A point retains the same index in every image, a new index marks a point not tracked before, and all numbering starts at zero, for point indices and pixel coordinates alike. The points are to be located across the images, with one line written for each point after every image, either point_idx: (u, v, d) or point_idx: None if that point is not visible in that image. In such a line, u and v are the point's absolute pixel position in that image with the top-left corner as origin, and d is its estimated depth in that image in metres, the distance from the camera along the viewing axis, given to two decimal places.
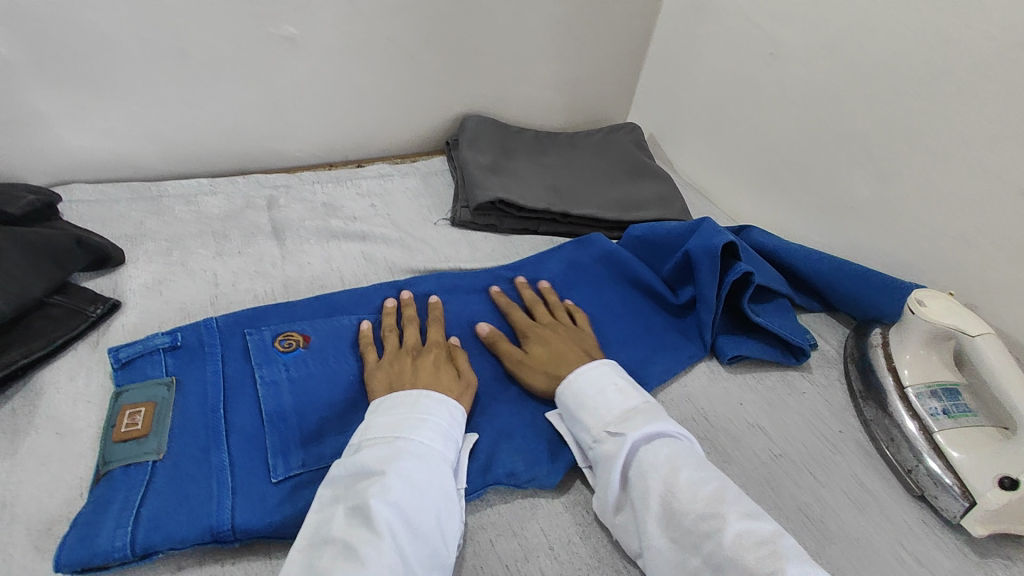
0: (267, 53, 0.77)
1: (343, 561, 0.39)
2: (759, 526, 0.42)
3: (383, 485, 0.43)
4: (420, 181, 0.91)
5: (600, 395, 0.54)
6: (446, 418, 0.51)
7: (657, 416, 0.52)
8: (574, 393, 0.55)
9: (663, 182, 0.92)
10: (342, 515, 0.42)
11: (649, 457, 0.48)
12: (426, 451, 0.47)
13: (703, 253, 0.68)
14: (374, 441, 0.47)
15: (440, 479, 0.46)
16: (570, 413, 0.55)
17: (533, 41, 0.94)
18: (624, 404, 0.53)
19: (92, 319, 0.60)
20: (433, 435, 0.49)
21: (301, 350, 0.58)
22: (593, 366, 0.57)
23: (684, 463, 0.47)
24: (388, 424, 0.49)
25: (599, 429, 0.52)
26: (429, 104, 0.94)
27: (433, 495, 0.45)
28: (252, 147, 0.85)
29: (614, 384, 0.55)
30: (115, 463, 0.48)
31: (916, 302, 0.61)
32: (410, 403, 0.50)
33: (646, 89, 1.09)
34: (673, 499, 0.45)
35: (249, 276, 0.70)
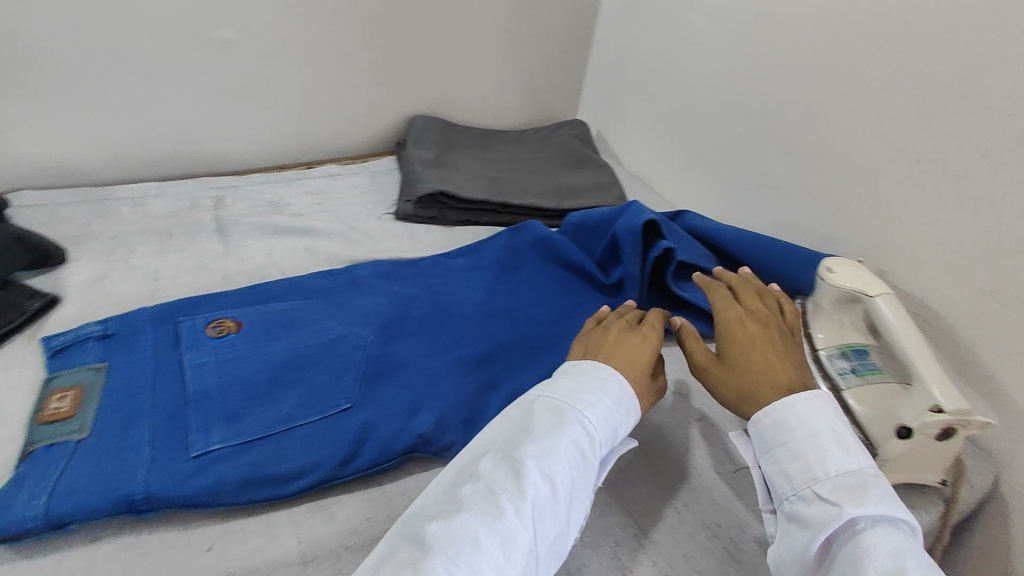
0: (208, 57, 0.81)
1: (478, 500, 0.43)
2: None
3: (546, 450, 0.45)
4: (368, 179, 0.94)
5: (811, 446, 0.45)
6: (614, 402, 0.50)
7: (889, 491, 0.43)
8: (775, 424, 0.48)
9: (602, 173, 0.96)
10: (489, 460, 0.46)
11: (865, 544, 0.40)
12: (611, 427, 0.49)
13: (626, 232, 0.71)
14: (552, 401, 0.49)
15: (592, 458, 0.47)
16: (767, 450, 0.47)
17: (474, 42, 0.98)
18: (843, 463, 0.44)
19: (30, 313, 0.62)
20: (603, 414, 0.49)
21: (231, 335, 0.60)
22: (801, 400, 0.48)
23: (912, 562, 0.39)
24: (566, 393, 0.50)
25: (806, 485, 0.44)
26: (375, 105, 0.97)
27: (578, 471, 0.46)
28: (199, 150, 0.88)
29: (830, 430, 0.46)
30: (37, 443, 0.50)
31: (826, 270, 0.63)
32: (596, 376, 0.51)
33: (591, 86, 1.12)
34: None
35: (189, 270, 0.72)
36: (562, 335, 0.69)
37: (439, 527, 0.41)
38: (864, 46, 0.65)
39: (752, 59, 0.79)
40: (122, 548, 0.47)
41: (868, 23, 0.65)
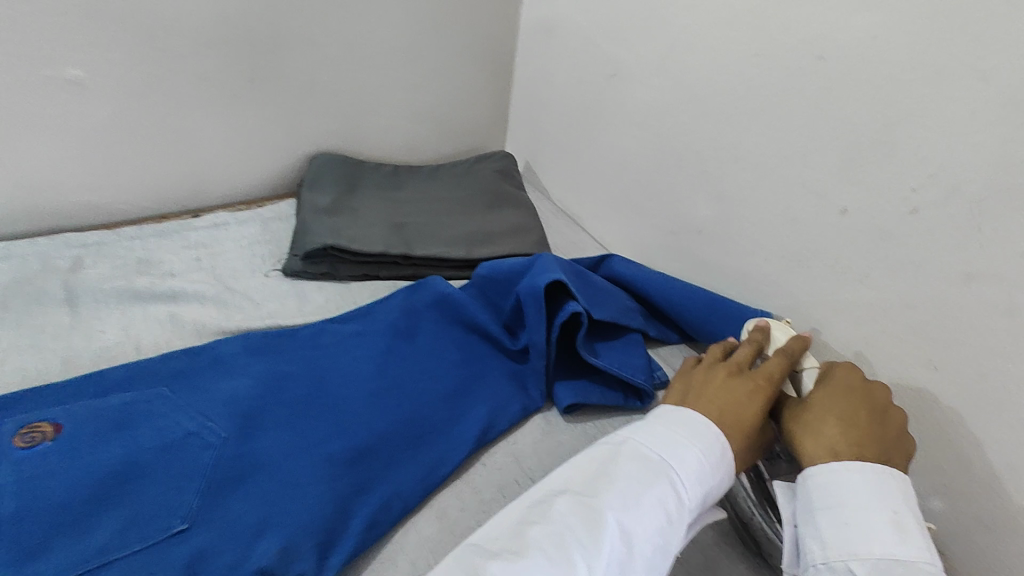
0: (53, 101, 0.70)
1: (534, 542, 0.40)
2: None
3: (623, 500, 0.42)
4: (260, 228, 0.84)
5: (866, 521, 0.41)
6: (719, 456, 0.47)
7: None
8: (828, 486, 0.44)
9: (522, 213, 0.88)
10: (568, 498, 0.43)
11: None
12: (698, 481, 0.45)
13: (529, 293, 0.63)
14: (651, 450, 0.46)
15: (683, 518, 0.43)
16: (812, 512, 0.44)
17: (378, 73, 0.89)
18: (897, 549, 0.40)
19: None
20: (693, 470, 0.45)
21: (44, 444, 0.51)
22: (868, 471, 0.44)
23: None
24: (663, 442, 0.47)
25: (841, 557, 0.41)
26: (271, 144, 0.87)
27: (671, 530, 0.42)
28: (57, 203, 0.77)
29: (889, 512, 0.42)
30: None
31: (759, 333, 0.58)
32: (689, 432, 0.47)
33: (517, 115, 1.05)
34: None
35: (21, 352, 0.62)
36: (456, 417, 0.61)
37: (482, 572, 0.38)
38: (783, 84, 0.58)
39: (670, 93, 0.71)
40: None
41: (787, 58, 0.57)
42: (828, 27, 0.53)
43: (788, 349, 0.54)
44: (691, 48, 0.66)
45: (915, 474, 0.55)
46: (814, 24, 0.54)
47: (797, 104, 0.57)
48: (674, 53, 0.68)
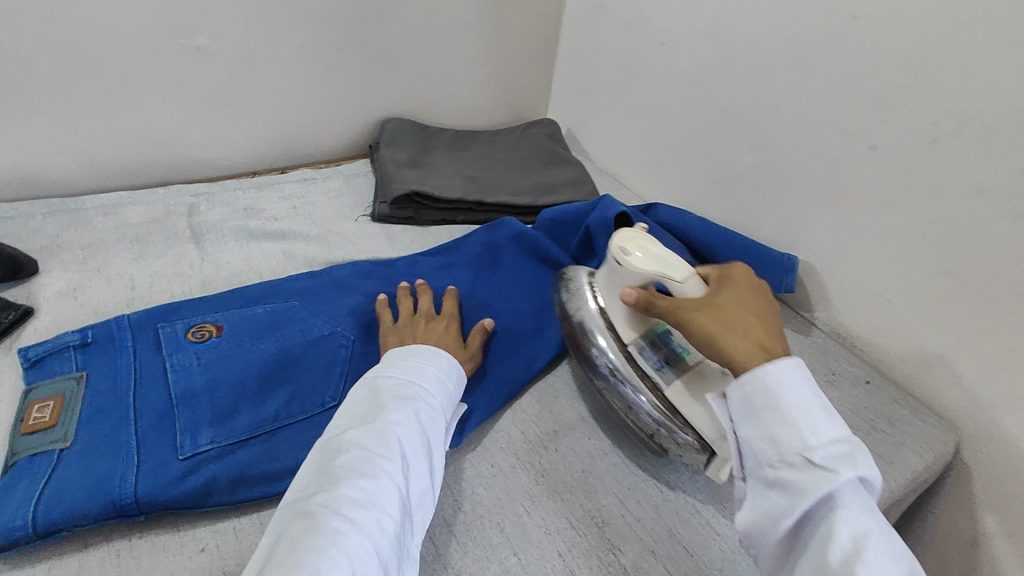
0: (175, 64, 0.80)
1: (357, 467, 0.45)
2: None
3: (400, 419, 0.49)
4: (342, 182, 0.94)
5: (790, 412, 0.44)
6: (450, 378, 0.56)
7: (862, 454, 0.42)
8: (754, 393, 0.45)
9: (575, 169, 0.98)
10: (351, 433, 0.48)
11: (830, 510, 0.40)
12: (446, 390, 0.55)
13: (599, 225, 0.74)
14: (388, 379, 0.53)
15: (443, 420, 0.53)
16: (750, 415, 0.45)
17: (443, 45, 0.99)
18: (824, 432, 0.43)
19: (2, 325, 0.61)
20: (438, 386, 0.55)
21: (212, 338, 0.61)
22: (784, 365, 0.46)
23: (864, 527, 0.39)
24: (401, 374, 0.54)
25: (794, 452, 0.42)
26: (351, 109, 0.97)
27: (435, 432, 0.51)
28: (171, 158, 0.87)
29: (821, 401, 0.44)
30: (20, 454, 0.50)
31: (621, 251, 0.58)
32: (421, 354, 0.57)
33: (559, 86, 1.15)
34: (833, 566, 0.38)
35: (167, 277, 0.72)
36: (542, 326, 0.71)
37: (365, 487, 0.43)
38: (820, 42, 0.69)
39: (714, 55, 0.81)
40: (116, 554, 0.47)
41: (822, 18, 0.68)
42: None
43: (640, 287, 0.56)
44: (737, 16, 0.77)
45: (935, 367, 0.66)
46: None
47: (831, 59, 0.68)
48: (722, 20, 0.79)
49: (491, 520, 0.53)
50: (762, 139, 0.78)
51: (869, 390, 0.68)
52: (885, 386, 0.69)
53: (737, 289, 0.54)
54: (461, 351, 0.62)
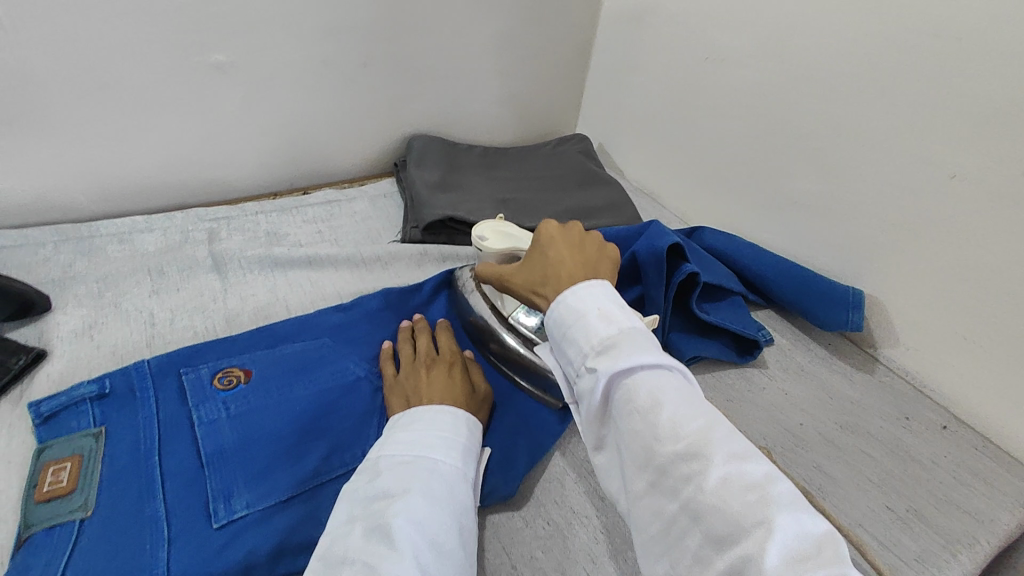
0: (195, 81, 0.75)
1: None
2: (749, 469, 0.34)
3: (406, 503, 0.43)
4: (369, 204, 0.89)
5: (579, 325, 0.44)
6: (463, 438, 0.51)
7: (643, 343, 0.41)
8: (557, 319, 0.45)
9: (612, 188, 0.92)
10: (354, 536, 0.41)
11: (630, 392, 0.39)
12: (458, 453, 0.49)
13: (648, 255, 0.69)
14: (389, 460, 0.47)
15: (462, 491, 0.47)
16: (557, 344, 0.45)
17: (473, 58, 0.94)
18: (602, 332, 0.42)
19: (13, 372, 0.56)
20: (449, 453, 0.49)
21: (241, 385, 0.56)
22: (578, 287, 0.46)
23: (670, 401, 0.38)
24: (406, 445, 0.49)
25: (581, 362, 0.43)
26: (375, 126, 0.93)
27: (454, 506, 0.45)
28: (188, 180, 0.82)
29: (596, 308, 0.44)
30: (36, 527, 0.45)
31: (480, 240, 0.70)
32: (423, 421, 0.51)
33: (590, 99, 1.10)
34: (647, 446, 0.37)
35: (188, 312, 0.67)
36: None
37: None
38: (893, 61, 0.63)
39: (768, 72, 0.77)
40: None
41: (896, 36, 0.63)
42: (943, 8, 0.59)
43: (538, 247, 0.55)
44: (797, 29, 0.72)
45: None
46: (929, 5, 0.60)
47: (905, 79, 0.63)
48: (778, 34, 0.74)
49: None
50: (822, 161, 0.73)
51: (948, 437, 0.64)
52: (964, 433, 0.64)
53: (543, 239, 0.53)
54: (472, 394, 0.58)
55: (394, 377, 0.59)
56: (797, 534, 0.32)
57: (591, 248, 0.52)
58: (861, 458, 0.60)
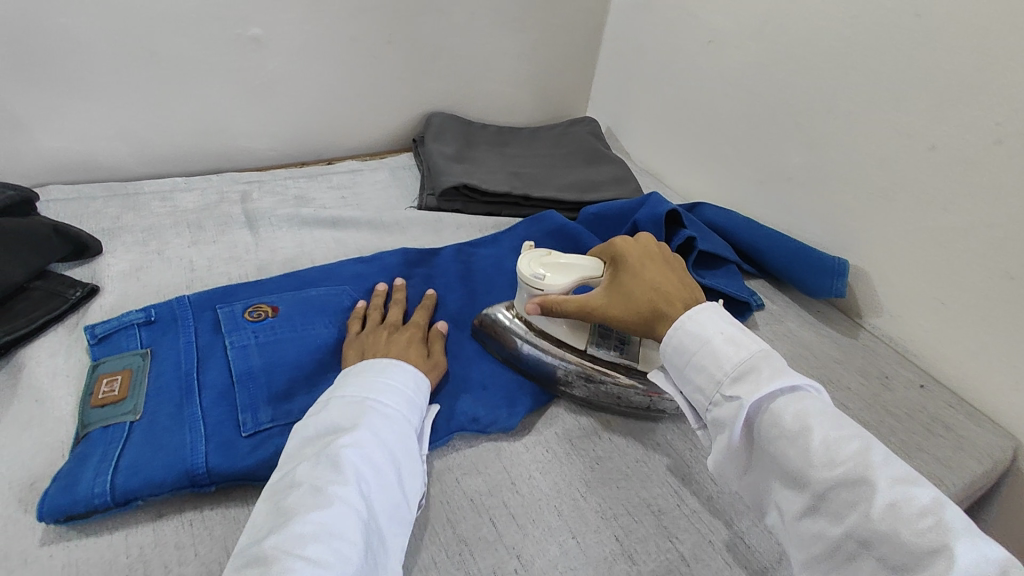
0: (232, 53, 0.81)
1: (310, 501, 0.42)
2: (916, 492, 0.38)
3: (355, 438, 0.46)
4: (389, 174, 0.95)
5: (705, 352, 0.48)
6: (410, 386, 0.54)
7: (781, 367, 0.46)
8: (679, 347, 0.50)
9: (617, 166, 0.97)
10: (304, 466, 0.44)
11: (775, 418, 0.44)
12: (405, 399, 0.52)
13: (650, 221, 0.74)
14: (340, 398, 0.50)
15: (409, 432, 0.50)
16: (682, 372, 0.50)
17: (489, 39, 0.99)
18: (733, 357, 0.47)
19: (71, 301, 0.62)
20: (398, 398, 0.52)
21: (269, 318, 0.62)
22: (695, 314, 0.51)
23: (818, 423, 0.42)
24: (354, 389, 0.51)
25: (715, 390, 0.47)
26: (397, 103, 0.99)
27: (400, 444, 0.48)
28: (224, 147, 0.89)
29: (720, 335, 0.49)
30: (92, 425, 0.51)
31: (536, 280, 0.61)
32: (376, 369, 0.53)
33: (601, 85, 1.15)
34: (802, 469, 0.42)
35: (224, 260, 0.73)
36: None
37: (318, 515, 0.40)
38: (880, 40, 0.68)
39: (766, 54, 0.81)
40: (187, 525, 0.47)
41: (883, 17, 0.67)
42: None
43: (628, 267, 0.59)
44: (793, 12, 0.77)
45: (996, 372, 0.64)
46: None
47: (891, 57, 0.67)
48: (775, 17, 0.79)
49: (544, 503, 0.53)
50: (814, 138, 0.77)
51: (925, 395, 0.68)
52: (941, 391, 0.68)
53: (632, 265, 0.58)
54: (426, 361, 0.59)
55: (357, 333, 0.61)
56: (975, 554, 0.35)
57: (673, 269, 0.59)
58: (838, 409, 0.64)
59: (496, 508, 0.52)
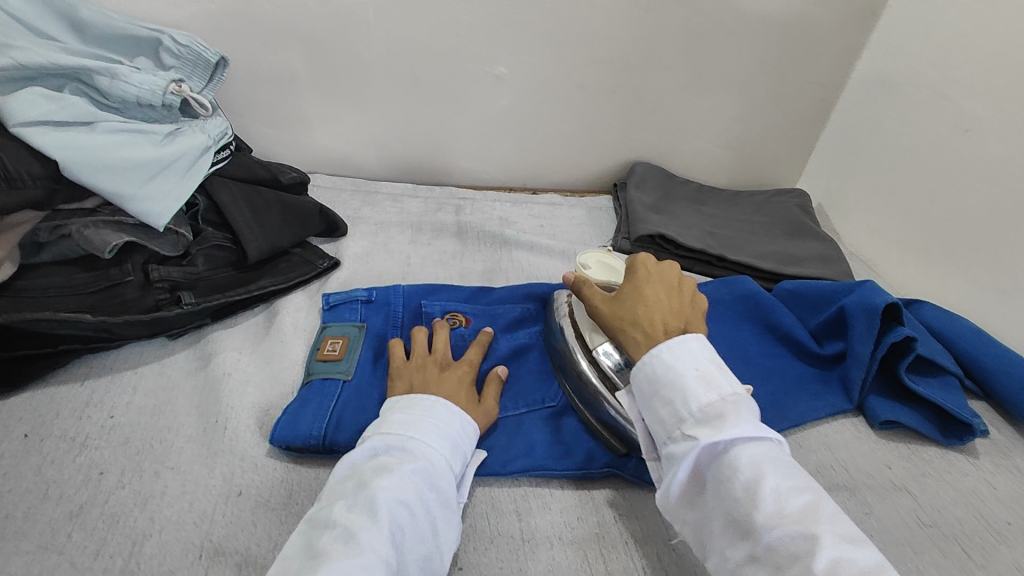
0: (478, 86, 0.92)
1: (339, 547, 0.40)
2: (859, 553, 0.38)
3: (391, 482, 0.44)
4: (586, 213, 0.99)
5: (674, 388, 0.47)
6: (457, 428, 0.51)
7: (745, 413, 0.45)
8: (649, 375, 0.49)
9: (826, 244, 0.92)
10: (340, 504, 0.43)
11: (729, 461, 0.43)
12: (449, 442, 0.49)
13: (861, 309, 0.68)
14: (383, 435, 0.48)
15: (448, 482, 0.47)
16: (645, 401, 0.49)
17: (710, 101, 1.00)
18: (702, 397, 0.46)
19: (319, 270, 0.75)
20: (441, 438, 0.49)
21: (462, 327, 0.68)
22: (675, 343, 0.50)
23: (771, 473, 0.42)
24: (400, 423, 0.49)
25: (675, 428, 0.46)
26: (608, 149, 1.03)
27: (437, 493, 0.46)
28: (449, 164, 1.00)
29: (693, 370, 0.48)
30: (315, 374, 0.60)
31: (582, 267, 0.70)
32: (422, 406, 0.51)
33: (818, 159, 1.09)
34: (747, 512, 0.41)
35: (434, 262, 0.83)
36: (773, 397, 0.68)
37: (342, 566, 0.38)
38: None
39: None
40: None
41: None
42: None
43: (642, 279, 0.57)
44: None
45: None
46: None
47: None
48: None
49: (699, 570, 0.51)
50: None
51: None
52: None
53: (640, 275, 0.57)
54: (477, 406, 0.57)
55: (404, 361, 0.59)
56: None
57: (682, 293, 0.56)
58: None
59: (649, 558, 0.52)
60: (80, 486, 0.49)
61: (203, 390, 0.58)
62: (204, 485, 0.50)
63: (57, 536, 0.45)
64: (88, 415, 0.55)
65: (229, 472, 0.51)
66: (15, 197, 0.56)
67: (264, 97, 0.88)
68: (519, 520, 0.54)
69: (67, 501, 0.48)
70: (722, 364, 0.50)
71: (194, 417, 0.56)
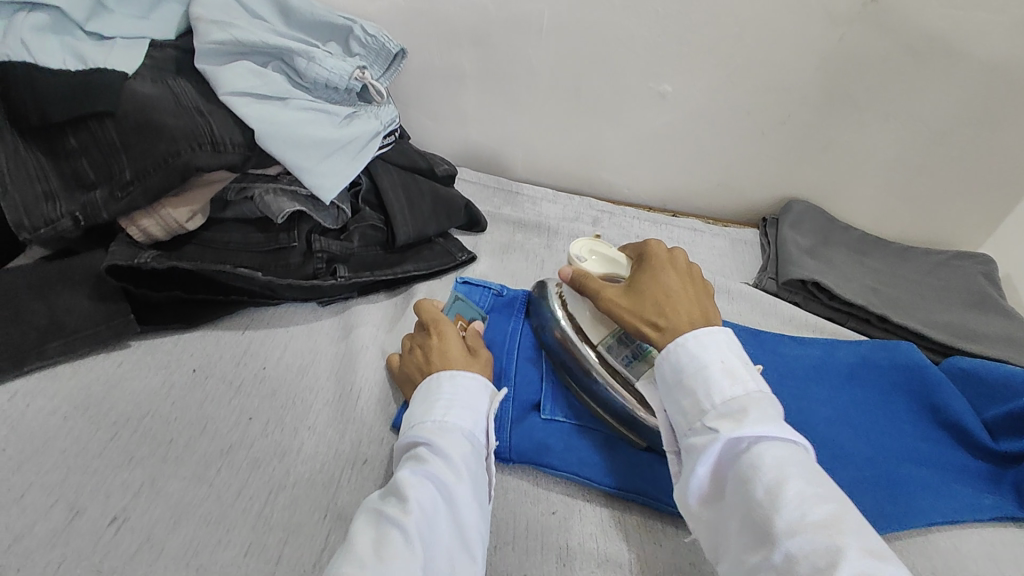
0: (637, 101, 0.89)
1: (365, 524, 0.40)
2: (888, 568, 0.34)
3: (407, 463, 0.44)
4: (728, 244, 0.94)
5: (698, 378, 0.46)
6: (469, 397, 0.50)
7: (769, 413, 0.43)
8: (675, 365, 0.48)
9: (1013, 321, 0.80)
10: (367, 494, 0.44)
11: (750, 461, 0.41)
12: (462, 412, 0.49)
13: None
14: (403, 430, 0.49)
15: (465, 446, 0.47)
16: (670, 390, 0.48)
17: (893, 146, 0.90)
18: (724, 391, 0.45)
19: (458, 263, 0.78)
20: (454, 412, 0.49)
21: None
22: (699, 335, 0.49)
23: (795, 477, 0.39)
24: (414, 412, 0.50)
25: (697, 419, 0.45)
26: (762, 181, 0.97)
27: (457, 457, 0.45)
28: (593, 175, 1.00)
29: (720, 363, 0.46)
30: None
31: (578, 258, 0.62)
32: (427, 387, 0.51)
33: (1015, 222, 0.94)
34: (766, 514, 0.39)
35: None
36: (926, 482, 0.60)
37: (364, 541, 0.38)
38: None
39: None
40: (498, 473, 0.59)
41: None
42: None
43: (658, 275, 0.55)
44: None
45: None
46: None
47: None
48: None
49: None
50: None
51: None
52: None
53: (655, 264, 0.56)
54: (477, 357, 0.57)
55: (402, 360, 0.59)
56: None
57: (696, 282, 0.56)
58: None
59: None
60: (231, 427, 0.53)
61: (343, 358, 0.62)
62: (334, 449, 0.53)
63: (209, 469, 0.50)
64: (245, 362, 0.60)
65: (357, 440, 0.54)
66: (218, 159, 0.62)
67: (429, 89, 0.92)
68: (626, 550, 0.53)
69: (220, 439, 0.52)
70: (747, 358, 0.48)
71: (332, 382, 0.59)
